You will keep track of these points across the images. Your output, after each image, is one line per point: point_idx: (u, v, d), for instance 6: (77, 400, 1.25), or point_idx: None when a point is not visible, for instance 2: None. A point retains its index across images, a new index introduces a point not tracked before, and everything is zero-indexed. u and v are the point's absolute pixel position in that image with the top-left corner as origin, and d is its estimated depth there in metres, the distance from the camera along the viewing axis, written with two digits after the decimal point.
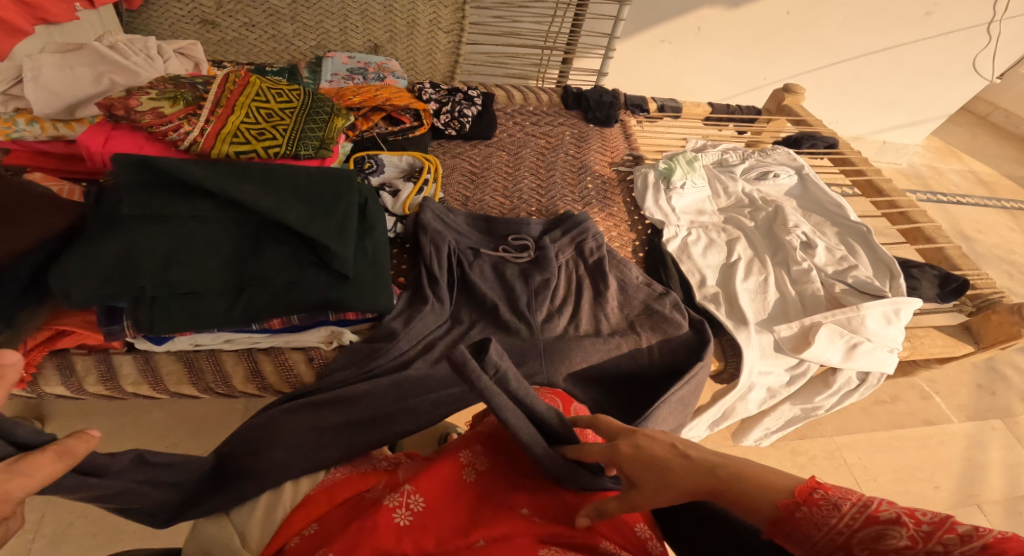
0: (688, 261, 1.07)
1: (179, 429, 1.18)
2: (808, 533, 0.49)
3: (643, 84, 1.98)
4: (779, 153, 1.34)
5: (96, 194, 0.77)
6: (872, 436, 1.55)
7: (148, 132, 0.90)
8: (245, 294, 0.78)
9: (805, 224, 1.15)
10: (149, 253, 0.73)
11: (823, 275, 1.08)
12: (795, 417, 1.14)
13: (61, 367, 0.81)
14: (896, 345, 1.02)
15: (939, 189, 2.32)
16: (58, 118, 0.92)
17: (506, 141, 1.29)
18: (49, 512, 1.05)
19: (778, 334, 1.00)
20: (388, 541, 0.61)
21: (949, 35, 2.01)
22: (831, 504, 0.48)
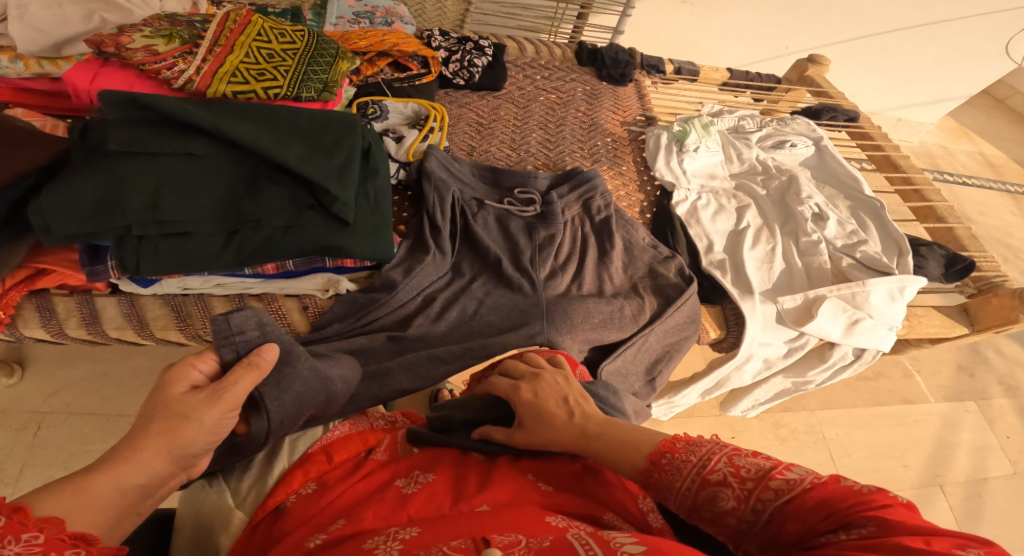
0: (697, 226, 1.05)
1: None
2: (664, 495, 0.56)
3: (658, 45, 1.92)
4: (798, 123, 1.29)
5: (82, 129, 0.75)
6: (853, 413, 1.55)
7: (140, 69, 0.87)
8: (239, 236, 0.75)
9: (818, 196, 1.12)
10: (137, 190, 0.70)
11: (831, 249, 1.06)
12: (785, 390, 1.14)
13: (40, 309, 0.80)
14: (896, 324, 1.01)
15: (947, 170, 2.27)
16: (43, 55, 0.88)
17: (516, 94, 1.24)
18: (29, 466, 1.04)
19: (780, 306, 0.98)
20: (393, 507, 0.57)
21: (988, 15, 1.93)
22: (675, 467, 0.56)
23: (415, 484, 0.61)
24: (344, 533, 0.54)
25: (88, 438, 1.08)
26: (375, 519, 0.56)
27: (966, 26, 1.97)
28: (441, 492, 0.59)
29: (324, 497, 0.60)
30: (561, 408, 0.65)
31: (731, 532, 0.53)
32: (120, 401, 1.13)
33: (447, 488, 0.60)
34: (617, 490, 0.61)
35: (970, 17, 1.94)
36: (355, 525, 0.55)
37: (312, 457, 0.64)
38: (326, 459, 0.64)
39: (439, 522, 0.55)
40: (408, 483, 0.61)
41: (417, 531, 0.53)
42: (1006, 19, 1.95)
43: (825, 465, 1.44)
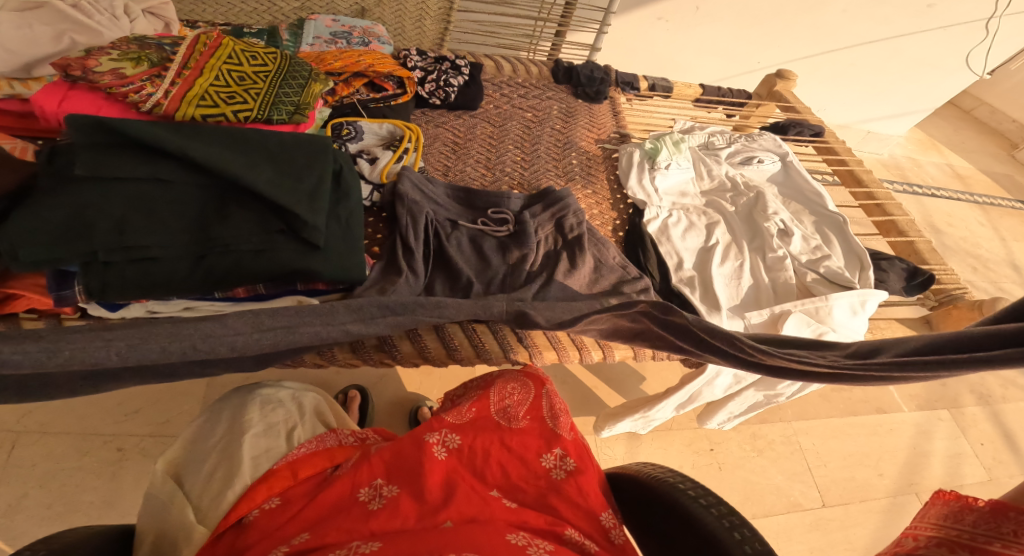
0: (667, 244, 1.07)
1: (139, 397, 1.17)
2: (975, 520, 0.58)
3: (636, 60, 1.95)
4: (765, 139, 1.32)
5: (48, 152, 0.74)
6: (828, 423, 1.58)
7: (109, 93, 0.87)
8: (207, 259, 0.76)
9: (784, 212, 1.15)
10: (104, 214, 0.70)
11: (797, 264, 1.08)
12: (758, 403, 1.15)
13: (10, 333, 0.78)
14: (858, 337, 1.03)
15: (916, 181, 2.33)
16: (13, 76, 0.87)
17: (492, 113, 1.26)
18: (3, 484, 1.03)
19: (748, 320, 1.00)
20: (358, 525, 0.59)
21: (945, 28, 1.97)
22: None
23: (381, 500, 0.61)
24: (307, 547, 0.56)
25: (62, 457, 1.08)
26: (339, 534, 0.58)
27: (928, 39, 2.02)
28: (407, 507, 0.60)
29: (289, 513, 0.61)
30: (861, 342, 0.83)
31: None
32: (95, 420, 1.12)
33: (413, 503, 0.61)
34: (580, 506, 0.64)
35: (931, 30, 1.98)
36: (318, 539, 0.57)
37: (276, 473, 0.65)
38: (291, 475, 0.65)
39: (400, 537, 0.57)
40: (374, 499, 0.62)
41: (378, 544, 0.56)
42: (967, 32, 1.99)
43: (802, 475, 1.46)
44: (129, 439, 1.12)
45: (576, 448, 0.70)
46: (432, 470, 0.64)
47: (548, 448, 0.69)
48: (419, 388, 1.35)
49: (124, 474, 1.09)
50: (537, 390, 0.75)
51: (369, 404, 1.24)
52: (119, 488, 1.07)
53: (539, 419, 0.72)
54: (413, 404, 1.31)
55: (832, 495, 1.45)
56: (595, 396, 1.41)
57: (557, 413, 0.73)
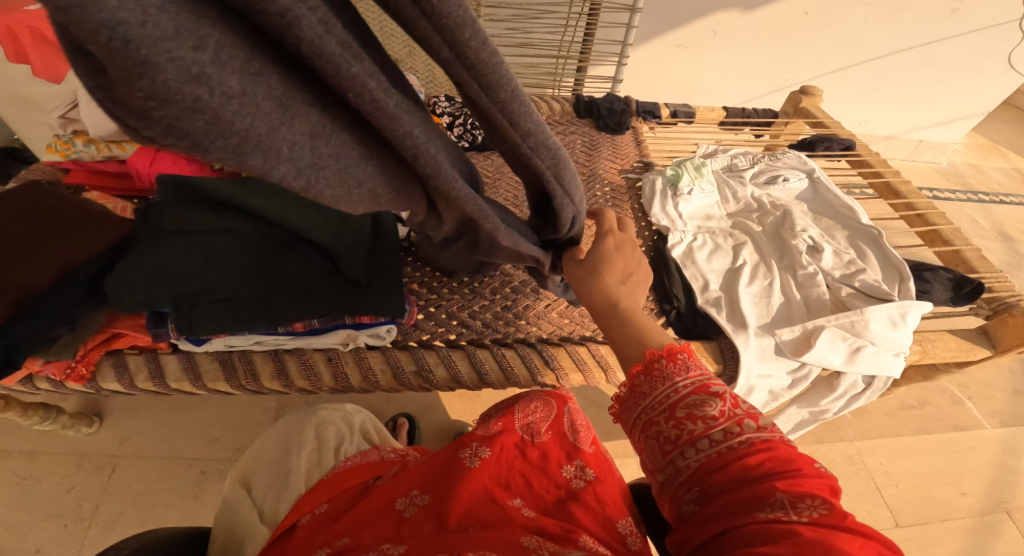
0: (691, 267, 1.11)
1: (218, 426, 1.35)
2: (639, 394, 0.63)
3: (661, 89, 2.02)
4: (789, 156, 1.33)
5: (144, 211, 0.90)
6: (896, 441, 1.53)
7: (188, 152, 1.01)
8: (269, 300, 0.85)
9: (813, 228, 1.16)
10: (187, 262, 0.82)
11: (829, 279, 1.10)
12: (805, 420, 1.18)
13: (116, 365, 0.88)
14: (902, 349, 1.03)
15: (980, 190, 2.25)
16: (111, 139, 1.02)
17: None
18: (104, 504, 1.22)
19: (779, 337, 1.02)
20: (390, 528, 0.64)
21: (981, 31, 1.94)
22: (686, 364, 0.63)
23: (412, 507, 0.67)
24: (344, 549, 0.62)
25: (155, 478, 1.27)
26: (372, 537, 0.63)
27: (960, 45, 1.98)
28: (434, 513, 0.65)
29: (332, 518, 0.69)
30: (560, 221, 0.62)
31: (684, 463, 0.58)
32: (182, 445, 1.31)
33: (440, 509, 0.66)
34: (598, 512, 0.67)
35: (962, 35, 1.94)
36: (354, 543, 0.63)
37: (323, 484, 0.74)
38: (337, 485, 0.73)
39: (427, 539, 0.62)
40: (406, 506, 0.67)
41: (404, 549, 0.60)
42: (1000, 34, 1.95)
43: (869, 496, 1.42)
44: (209, 463, 1.30)
45: (594, 460, 0.75)
46: (460, 477, 0.69)
47: (568, 459, 0.74)
48: (464, 414, 1.42)
49: (205, 494, 1.26)
50: (559, 406, 0.80)
51: (417, 429, 1.32)
52: (200, 507, 1.24)
53: (559, 433, 0.78)
54: (458, 429, 1.38)
55: (906, 515, 1.41)
56: None
57: (577, 428, 0.78)
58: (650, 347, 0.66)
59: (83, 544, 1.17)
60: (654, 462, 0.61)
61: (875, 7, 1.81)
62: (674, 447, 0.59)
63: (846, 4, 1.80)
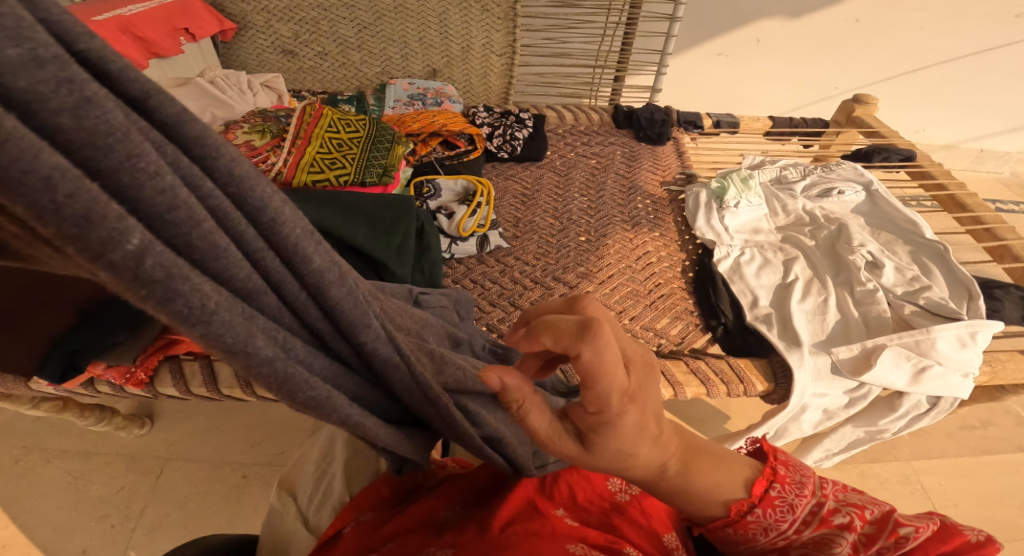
0: (739, 282, 1.06)
1: (260, 430, 1.35)
2: (748, 537, 0.55)
3: (702, 99, 1.98)
4: (844, 168, 1.27)
5: None
6: (956, 462, 1.44)
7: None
8: None
9: (872, 244, 1.10)
10: None
11: (891, 296, 1.03)
12: (859, 439, 1.11)
13: (174, 371, 0.86)
14: (972, 370, 0.95)
15: None
16: None
17: (557, 163, 1.30)
18: (150, 505, 1.22)
19: (835, 356, 0.96)
20: (431, 531, 0.61)
21: None
22: (784, 504, 0.54)
23: (452, 514, 0.64)
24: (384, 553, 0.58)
25: (200, 481, 1.26)
26: (413, 541, 0.59)
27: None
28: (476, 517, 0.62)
29: (370, 525, 0.64)
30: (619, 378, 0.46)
31: None
32: (226, 449, 1.31)
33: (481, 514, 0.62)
34: (645, 525, 0.63)
35: None
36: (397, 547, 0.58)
37: (365, 491, 0.70)
38: (377, 494, 0.70)
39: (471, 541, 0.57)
40: (446, 513, 0.64)
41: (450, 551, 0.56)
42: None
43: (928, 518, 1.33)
44: (252, 467, 1.29)
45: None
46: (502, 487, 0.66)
47: (615, 472, 0.70)
48: None
49: (247, 498, 1.24)
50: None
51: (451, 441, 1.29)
52: (239, 511, 1.22)
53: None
54: None
55: None
56: None
57: None
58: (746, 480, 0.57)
59: (127, 545, 1.16)
60: None
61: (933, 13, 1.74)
62: None
63: (899, 11, 1.74)
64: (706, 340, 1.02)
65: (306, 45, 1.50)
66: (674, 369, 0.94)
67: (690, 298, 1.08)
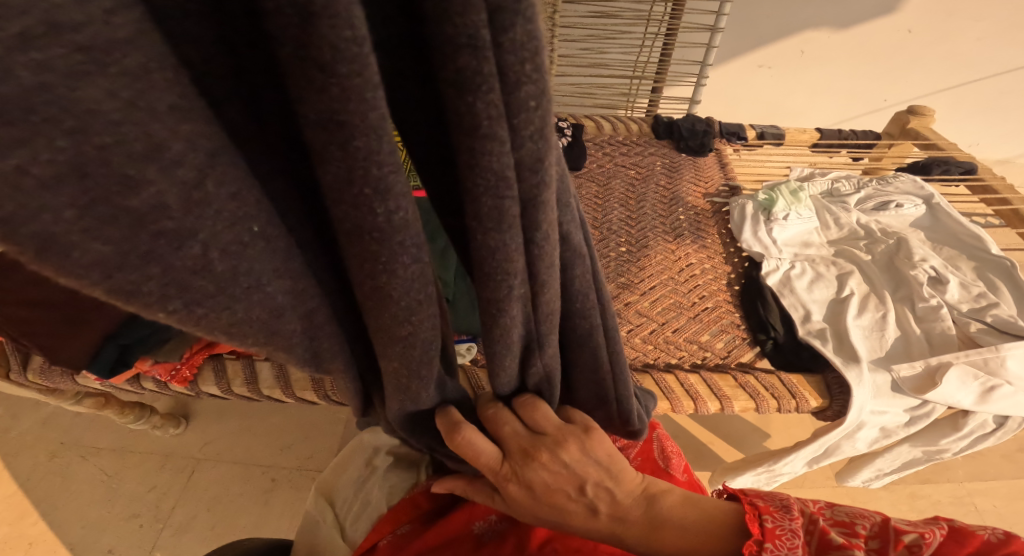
0: (790, 296, 1.00)
1: (292, 432, 1.32)
2: None
3: (742, 110, 1.94)
4: (902, 181, 1.21)
5: None
6: (1013, 485, 1.33)
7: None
8: None
9: (934, 258, 1.03)
10: None
11: (956, 313, 0.96)
12: (916, 459, 1.03)
13: (215, 370, 0.87)
14: None
15: None
16: None
17: (596, 172, 1.27)
18: (180, 505, 1.20)
19: (897, 373, 0.89)
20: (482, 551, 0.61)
21: None
22: (783, 526, 0.45)
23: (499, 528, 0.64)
24: None
25: (229, 483, 1.23)
26: None
27: None
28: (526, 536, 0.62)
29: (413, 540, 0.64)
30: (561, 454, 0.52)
31: None
32: (258, 451, 1.29)
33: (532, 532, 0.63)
34: None
35: None
36: None
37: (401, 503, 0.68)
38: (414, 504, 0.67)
39: None
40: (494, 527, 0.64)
41: None
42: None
43: None
44: (280, 471, 1.26)
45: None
46: None
47: None
48: None
49: (274, 501, 1.21)
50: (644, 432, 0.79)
51: None
52: (269, 512, 1.20)
53: (650, 458, 0.75)
54: None
55: None
56: (710, 451, 1.32)
57: (669, 455, 0.76)
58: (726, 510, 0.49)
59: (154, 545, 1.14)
60: None
61: (992, 25, 1.67)
62: None
63: (955, 21, 1.67)
64: (752, 354, 0.96)
65: None
66: (720, 382, 0.88)
67: (737, 312, 1.02)
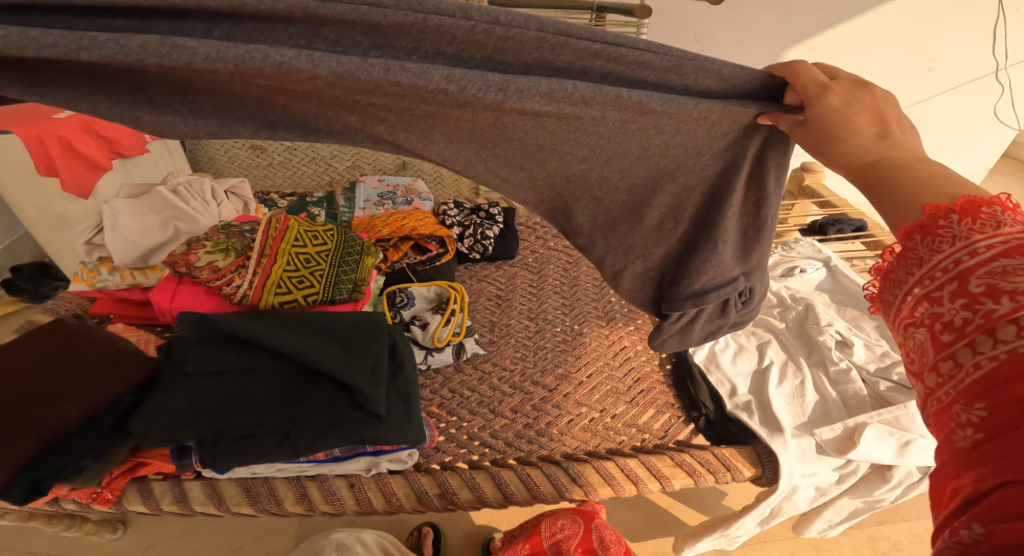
0: (717, 372, 1.11)
1: (244, 533, 1.31)
2: (935, 250, 0.49)
3: None
4: (803, 245, 1.34)
5: (166, 348, 0.89)
6: None
7: (206, 286, 1.01)
8: (293, 434, 0.82)
9: (838, 321, 1.17)
10: (210, 400, 0.81)
11: (865, 374, 1.10)
12: (860, 509, 1.18)
13: (141, 490, 0.87)
14: None
15: None
16: (135, 266, 1.07)
17: (529, 258, 1.35)
18: None
19: (819, 437, 1.01)
20: None
21: (959, 88, 1.99)
22: (993, 222, 0.47)
23: None
24: None
25: None
26: None
27: (943, 103, 2.03)
28: None
29: None
30: (863, 117, 0.58)
31: (1000, 368, 0.44)
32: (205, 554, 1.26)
33: None
34: None
35: (944, 93, 2.00)
36: None
37: None
38: None
39: None
40: None
41: None
42: (979, 89, 1.99)
43: None
44: None
45: None
46: None
47: None
48: (490, 519, 1.37)
49: None
50: (584, 522, 0.96)
51: (442, 538, 1.28)
52: None
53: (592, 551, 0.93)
54: (486, 535, 1.33)
55: None
56: (671, 515, 1.40)
57: (607, 544, 0.93)
58: (935, 199, 0.51)
59: None
60: (924, 354, 0.49)
61: (854, 73, 1.91)
62: (962, 330, 0.47)
63: None
64: (687, 431, 1.06)
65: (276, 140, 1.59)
66: (659, 463, 0.97)
67: (671, 392, 1.12)
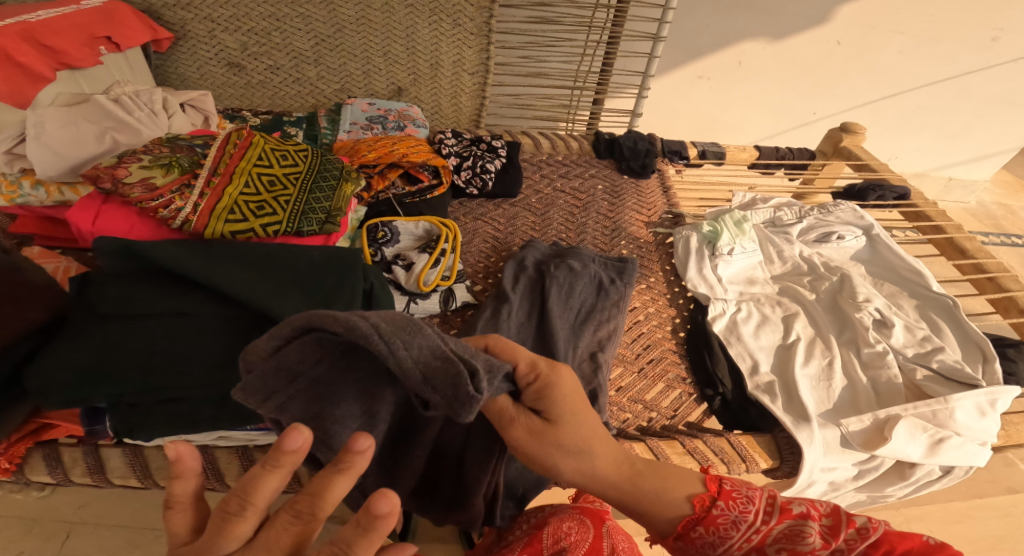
0: (737, 345, 0.97)
1: None
2: None
3: (683, 122, 1.90)
4: (843, 209, 1.20)
5: (80, 279, 0.71)
6: (950, 508, 1.35)
7: (138, 207, 0.83)
8: (235, 397, 0.70)
9: (877, 298, 1.03)
10: (129, 354, 0.65)
11: (901, 359, 0.96)
12: (859, 502, 0.99)
13: (48, 458, 0.73)
14: (990, 439, 0.89)
15: (1011, 231, 2.18)
16: (63, 181, 0.87)
17: (532, 199, 1.19)
18: None
19: (846, 428, 0.87)
20: None
21: (1016, 61, 1.83)
22: None
23: None
24: None
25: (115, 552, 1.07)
26: None
27: (995, 76, 1.86)
28: None
29: None
30: None
31: None
32: (149, 513, 1.12)
33: None
34: None
35: (999, 65, 1.83)
36: None
37: None
38: None
39: None
40: None
41: None
42: None
43: None
44: None
45: None
46: None
47: None
48: None
49: None
50: (595, 526, 0.75)
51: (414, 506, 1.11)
52: None
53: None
54: None
55: None
56: None
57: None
58: None
59: None
60: None
61: (909, 33, 1.71)
62: None
63: (880, 33, 1.70)
64: (700, 413, 0.94)
65: (253, 57, 1.35)
66: (669, 450, 0.84)
67: (682, 363, 0.99)
